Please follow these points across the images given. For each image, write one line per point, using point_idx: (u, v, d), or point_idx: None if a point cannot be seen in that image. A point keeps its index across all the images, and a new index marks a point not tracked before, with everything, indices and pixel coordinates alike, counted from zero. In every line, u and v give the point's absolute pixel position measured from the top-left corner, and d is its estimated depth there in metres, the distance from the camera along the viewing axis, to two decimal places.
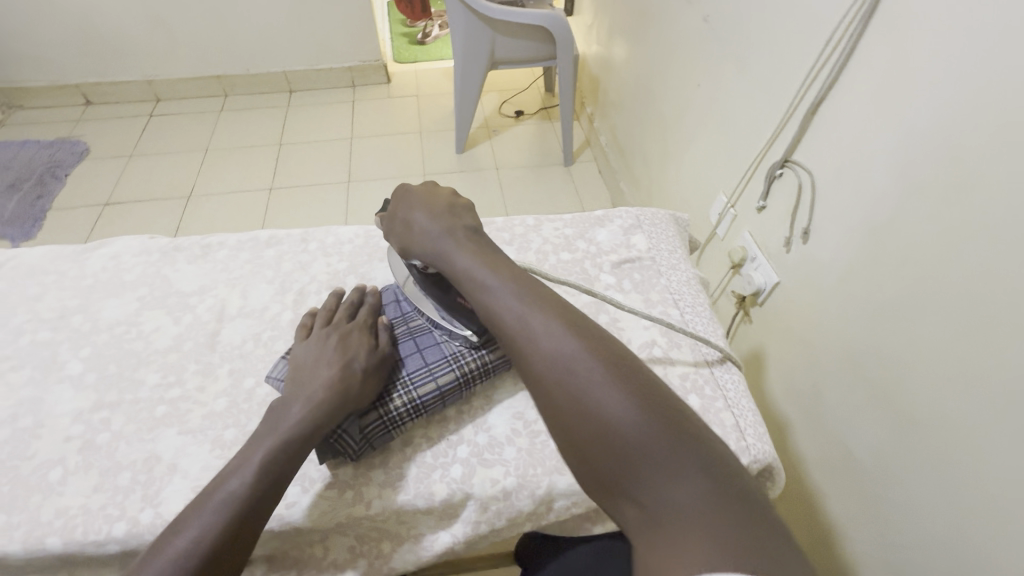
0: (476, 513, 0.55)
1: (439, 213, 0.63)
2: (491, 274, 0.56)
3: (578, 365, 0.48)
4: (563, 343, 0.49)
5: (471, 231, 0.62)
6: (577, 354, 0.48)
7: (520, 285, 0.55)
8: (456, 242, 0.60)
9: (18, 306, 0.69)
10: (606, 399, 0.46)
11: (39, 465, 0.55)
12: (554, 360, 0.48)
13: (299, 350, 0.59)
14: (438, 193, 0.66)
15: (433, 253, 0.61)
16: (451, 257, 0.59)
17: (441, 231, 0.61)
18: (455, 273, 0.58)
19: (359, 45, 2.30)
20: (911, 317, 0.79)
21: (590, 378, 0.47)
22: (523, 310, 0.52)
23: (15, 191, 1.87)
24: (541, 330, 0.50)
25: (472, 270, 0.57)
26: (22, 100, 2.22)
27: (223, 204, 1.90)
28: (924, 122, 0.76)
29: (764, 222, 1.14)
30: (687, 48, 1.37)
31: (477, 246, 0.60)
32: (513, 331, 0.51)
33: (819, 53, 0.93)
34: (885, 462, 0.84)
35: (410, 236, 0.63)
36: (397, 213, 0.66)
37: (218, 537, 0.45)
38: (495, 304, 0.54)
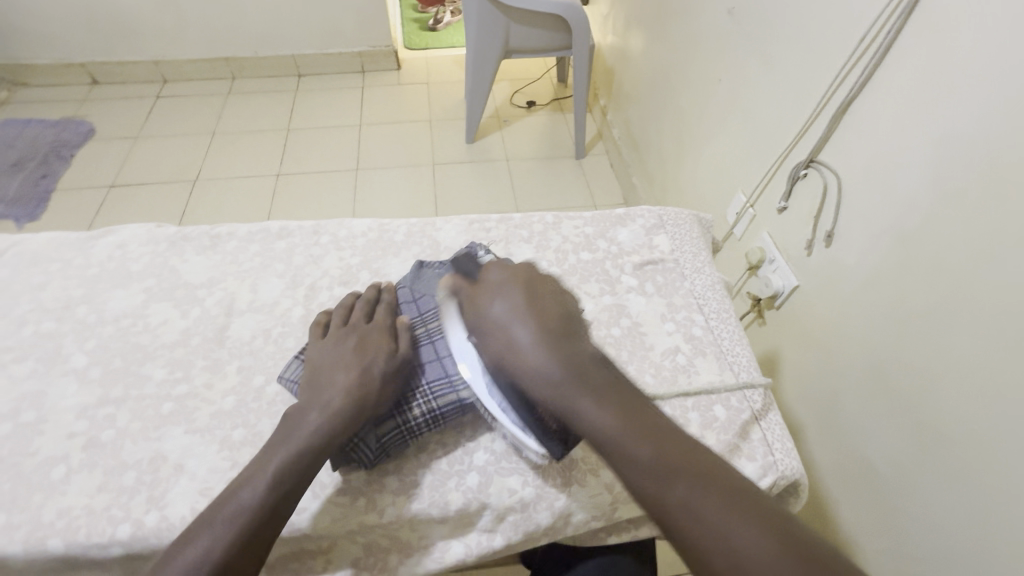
0: (491, 523, 0.54)
1: (555, 332, 0.53)
2: (588, 391, 0.50)
3: (703, 505, 0.43)
4: (681, 479, 0.45)
5: (598, 365, 0.53)
6: (701, 494, 0.44)
7: (612, 398, 0.50)
8: (584, 382, 0.51)
9: (22, 295, 0.67)
10: (749, 548, 0.41)
11: (42, 462, 0.53)
12: (677, 503, 0.44)
13: (315, 352, 0.57)
14: (545, 299, 0.56)
15: (552, 388, 0.50)
16: (577, 402, 0.49)
17: (565, 367, 0.51)
18: (588, 426, 0.48)
19: (369, 30, 2.25)
20: (942, 329, 0.76)
21: (720, 521, 0.42)
22: (629, 436, 0.47)
23: (20, 170, 1.85)
24: (719, 531, 0.42)
25: (568, 385, 0.50)
26: (27, 78, 2.19)
27: (228, 189, 1.87)
28: (963, 127, 0.72)
29: (786, 223, 1.11)
30: (709, 41, 1.33)
31: (552, 340, 0.53)
32: (682, 526, 0.43)
33: (852, 50, 0.89)
34: (905, 475, 0.82)
35: (514, 354, 0.52)
36: (499, 320, 0.54)
37: (230, 548, 0.44)
38: (593, 419, 0.49)
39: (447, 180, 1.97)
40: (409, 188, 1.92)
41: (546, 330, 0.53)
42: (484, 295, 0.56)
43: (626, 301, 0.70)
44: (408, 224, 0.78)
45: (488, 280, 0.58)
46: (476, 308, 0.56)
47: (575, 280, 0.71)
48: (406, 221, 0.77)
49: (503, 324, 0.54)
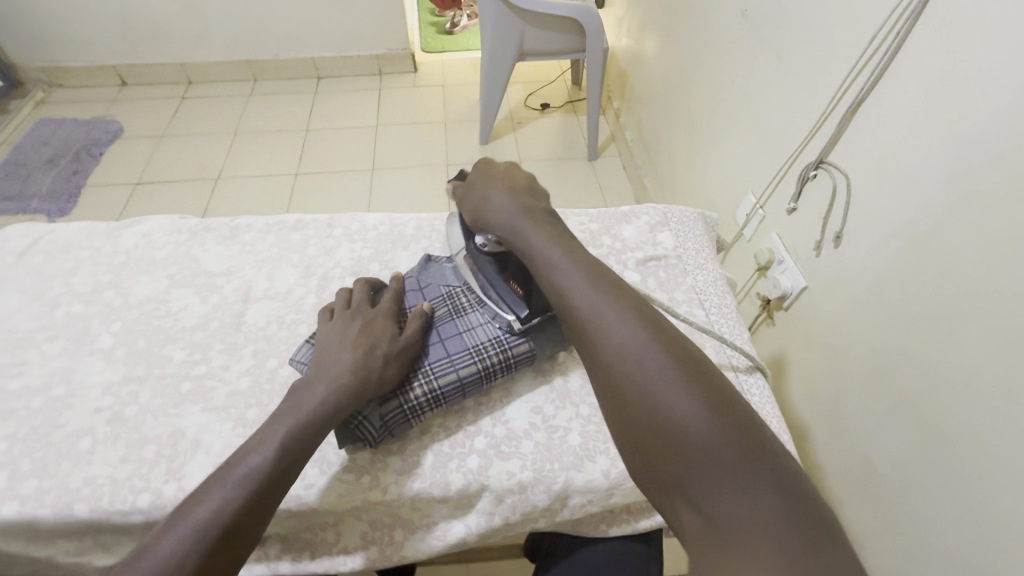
0: (490, 504, 0.56)
1: (516, 192, 0.64)
2: (538, 231, 0.60)
3: (658, 369, 0.47)
4: (651, 349, 0.48)
5: (551, 219, 0.62)
6: (663, 363, 0.47)
7: (602, 281, 0.54)
8: (536, 223, 0.61)
9: (54, 279, 0.71)
10: (629, 330, 0.49)
11: (70, 434, 0.57)
12: (638, 363, 0.47)
13: (322, 333, 0.59)
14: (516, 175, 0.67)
15: (507, 229, 0.61)
16: (528, 235, 0.59)
17: (518, 212, 0.62)
18: (528, 252, 0.59)
19: (386, 33, 2.30)
20: (949, 329, 0.76)
21: (614, 317, 0.51)
22: (573, 275, 0.55)
23: (52, 167, 1.93)
24: (607, 317, 0.51)
25: (545, 252, 0.58)
26: (61, 79, 2.28)
27: (249, 186, 1.93)
28: (974, 127, 0.72)
29: (795, 224, 1.11)
30: (722, 43, 1.34)
31: (515, 196, 0.64)
32: (578, 313, 0.52)
33: (862, 51, 0.90)
34: (908, 475, 0.82)
35: (485, 209, 0.64)
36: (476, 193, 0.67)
37: (239, 509, 0.46)
38: (569, 290, 0.54)
39: None
40: (423, 187, 1.96)
41: (513, 196, 0.64)
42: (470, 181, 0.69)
43: None
44: (419, 218, 0.80)
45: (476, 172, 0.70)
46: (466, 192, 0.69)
47: None
48: (417, 215, 0.80)
49: (481, 195, 0.66)
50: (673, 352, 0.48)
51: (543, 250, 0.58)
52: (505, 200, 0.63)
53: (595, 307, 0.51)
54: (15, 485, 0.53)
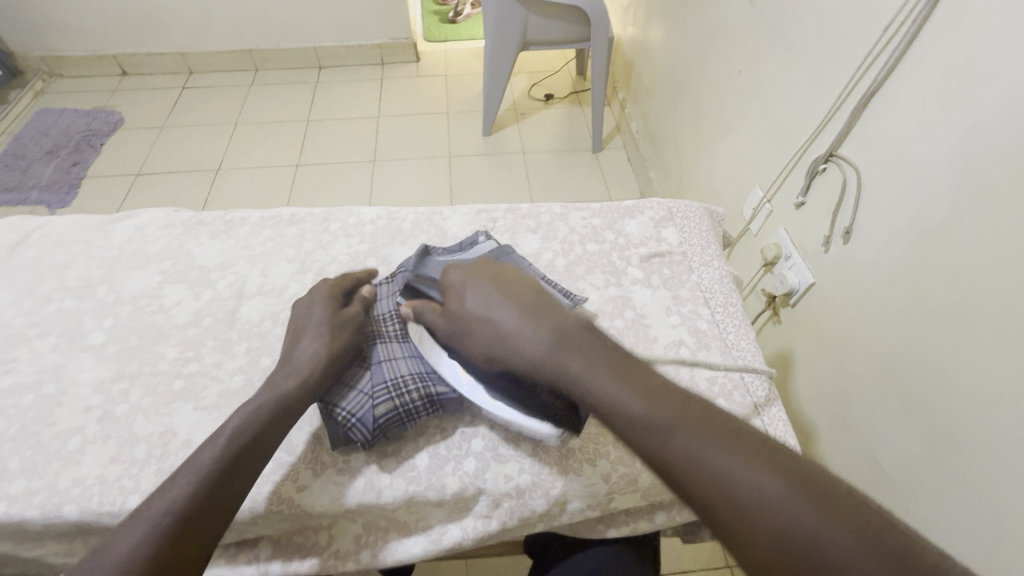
0: (486, 508, 0.55)
1: (530, 308, 0.55)
2: (580, 358, 0.51)
3: (817, 537, 0.39)
4: (806, 519, 0.39)
5: (580, 327, 0.54)
6: (834, 537, 0.38)
7: (701, 423, 0.45)
8: (576, 349, 0.51)
9: (46, 274, 0.70)
10: (753, 485, 0.42)
11: (60, 433, 0.56)
12: (795, 535, 0.39)
13: (285, 337, 0.62)
14: (514, 283, 0.58)
15: (542, 358, 0.52)
16: (575, 370, 0.50)
17: (549, 337, 0.52)
18: (586, 394, 0.49)
19: (389, 22, 2.26)
20: (961, 330, 0.73)
21: (728, 468, 0.43)
22: (653, 418, 0.46)
23: (53, 158, 1.92)
24: (724, 474, 0.42)
25: (610, 391, 0.48)
26: (61, 69, 2.27)
27: (249, 178, 1.91)
28: (991, 120, 0.70)
29: (803, 219, 1.08)
30: (731, 32, 1.30)
31: (531, 315, 0.54)
32: (689, 477, 0.43)
33: (875, 41, 0.87)
34: (918, 479, 0.80)
35: (503, 338, 0.54)
36: (477, 310, 0.56)
37: (194, 497, 0.46)
38: (661, 440, 0.45)
39: (463, 172, 1.97)
40: (425, 179, 1.93)
41: (522, 308, 0.55)
42: (453, 294, 0.59)
43: (631, 293, 0.69)
44: (417, 213, 0.79)
45: (450, 278, 0.60)
46: (452, 310, 0.57)
47: (580, 271, 0.72)
48: (415, 210, 0.78)
49: (482, 312, 0.56)
50: (831, 511, 0.40)
51: (602, 386, 0.49)
52: (524, 320, 0.54)
53: (700, 461, 0.43)
54: (4, 486, 0.52)
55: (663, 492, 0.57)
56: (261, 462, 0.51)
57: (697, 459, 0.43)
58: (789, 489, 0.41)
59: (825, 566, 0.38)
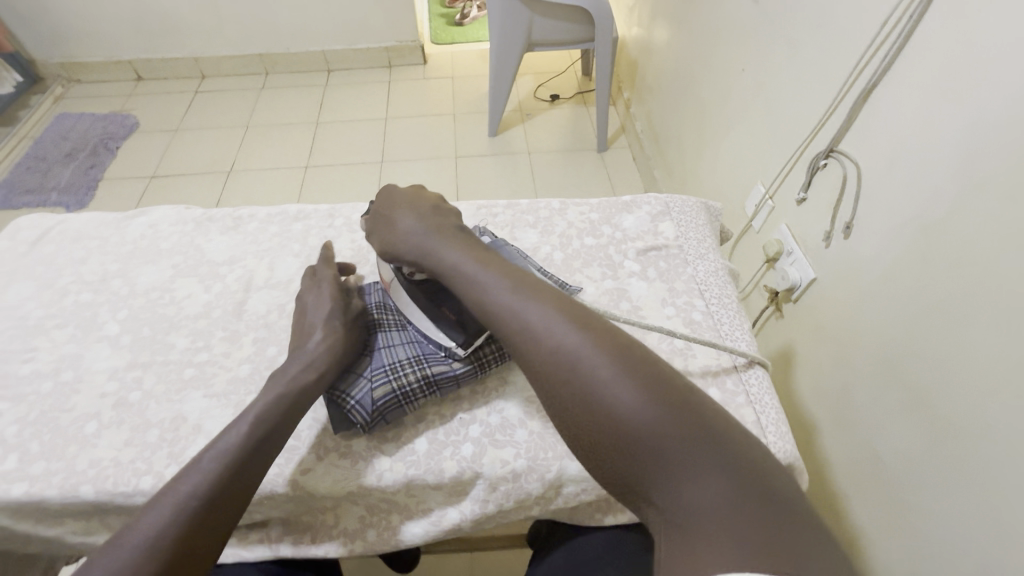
0: (483, 492, 0.56)
1: (420, 209, 0.64)
2: (448, 244, 0.59)
3: (588, 363, 0.47)
4: (580, 350, 0.48)
5: (458, 227, 0.62)
6: (593, 356, 0.47)
7: (524, 286, 0.53)
8: (446, 239, 0.60)
9: (64, 268, 0.73)
10: (549, 327, 0.50)
11: (77, 418, 0.58)
12: (568, 359, 0.47)
13: (293, 326, 0.64)
14: (419, 193, 0.67)
15: (417, 246, 0.60)
16: (439, 252, 0.59)
17: (426, 230, 0.61)
18: (445, 270, 0.58)
19: (396, 25, 2.30)
20: (961, 321, 0.74)
21: (533, 316, 0.51)
22: (486, 282, 0.55)
23: (71, 161, 1.97)
24: (529, 322, 0.51)
25: (464, 267, 0.57)
26: (79, 74, 2.33)
27: (260, 179, 1.95)
28: (989, 113, 0.70)
29: (804, 215, 1.09)
30: (732, 30, 1.31)
31: (421, 214, 0.63)
32: (502, 323, 0.52)
33: (874, 38, 0.87)
34: (916, 471, 0.81)
35: (394, 237, 0.62)
36: (381, 215, 0.65)
37: (218, 481, 0.48)
38: (488, 298, 0.54)
39: (469, 172, 1.99)
40: (431, 180, 1.96)
41: (420, 213, 0.63)
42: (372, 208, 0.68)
43: (627, 286, 0.71)
44: None
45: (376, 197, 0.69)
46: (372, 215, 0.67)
47: (577, 264, 0.73)
48: None
49: (387, 217, 0.65)
50: (604, 344, 0.48)
51: (456, 262, 0.57)
52: (412, 219, 0.63)
53: (513, 309, 0.52)
54: (24, 467, 0.55)
55: None
56: (277, 449, 0.53)
57: (509, 309, 0.52)
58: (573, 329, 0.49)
59: (586, 382, 0.46)
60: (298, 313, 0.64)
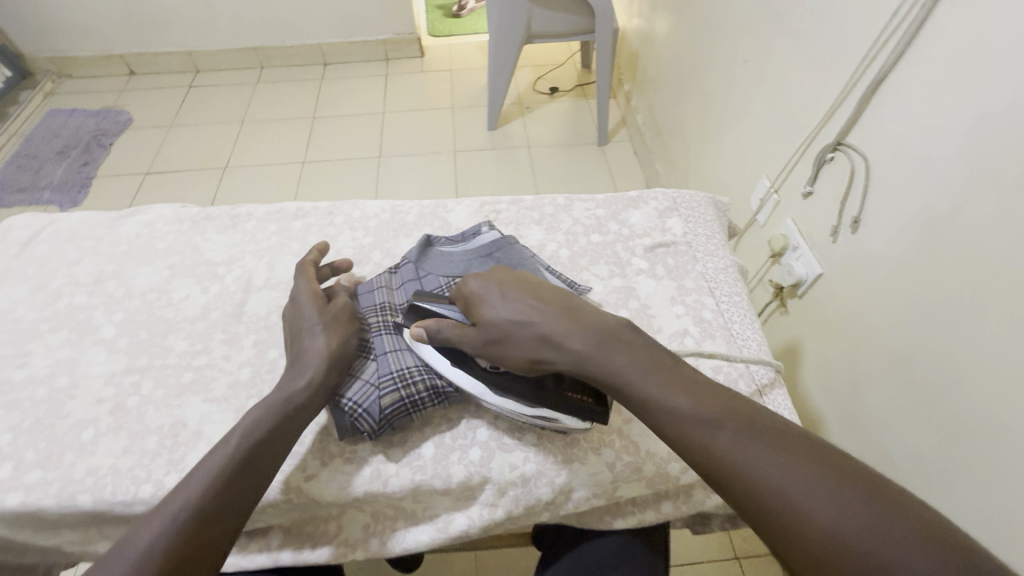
0: (491, 497, 0.55)
1: (568, 313, 0.55)
2: (630, 360, 0.52)
3: (880, 541, 0.39)
4: (860, 516, 0.41)
5: (618, 327, 0.55)
6: (881, 528, 0.40)
7: (758, 428, 0.47)
8: (624, 351, 0.53)
9: (58, 270, 0.71)
10: (807, 487, 0.43)
11: (73, 425, 0.57)
12: (847, 532, 0.40)
13: (287, 336, 0.62)
14: (537, 286, 0.58)
15: (590, 358, 0.52)
16: (632, 374, 0.51)
17: (596, 340, 0.53)
18: (646, 396, 0.50)
19: (393, 17, 2.26)
20: (971, 318, 0.73)
21: (785, 469, 0.44)
22: (704, 418, 0.48)
23: (63, 158, 1.94)
24: (782, 477, 0.44)
25: (674, 399, 0.49)
26: (70, 69, 2.29)
27: (256, 175, 1.92)
28: (1001, 105, 0.68)
29: (810, 209, 1.07)
30: (736, 20, 1.29)
31: (576, 319, 0.54)
32: (747, 477, 0.44)
33: (882, 27, 0.85)
34: (927, 470, 0.79)
35: (545, 346, 0.53)
36: (516, 321, 0.54)
37: (213, 495, 0.46)
38: (721, 445, 0.46)
39: (469, 167, 1.97)
40: (430, 175, 1.93)
41: (549, 307, 0.55)
42: (478, 306, 0.56)
43: (635, 284, 0.69)
44: (421, 206, 0.79)
45: (470, 291, 0.57)
46: (486, 318, 0.55)
47: (584, 262, 0.72)
48: (419, 203, 0.79)
49: (516, 317, 0.54)
50: (884, 508, 0.41)
51: (661, 389, 0.50)
52: (566, 323, 0.54)
53: (754, 457, 0.45)
54: (20, 476, 0.53)
55: (670, 482, 0.57)
56: (276, 458, 0.51)
57: (749, 458, 0.45)
58: (847, 487, 0.42)
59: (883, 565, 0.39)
60: (290, 321, 0.62)
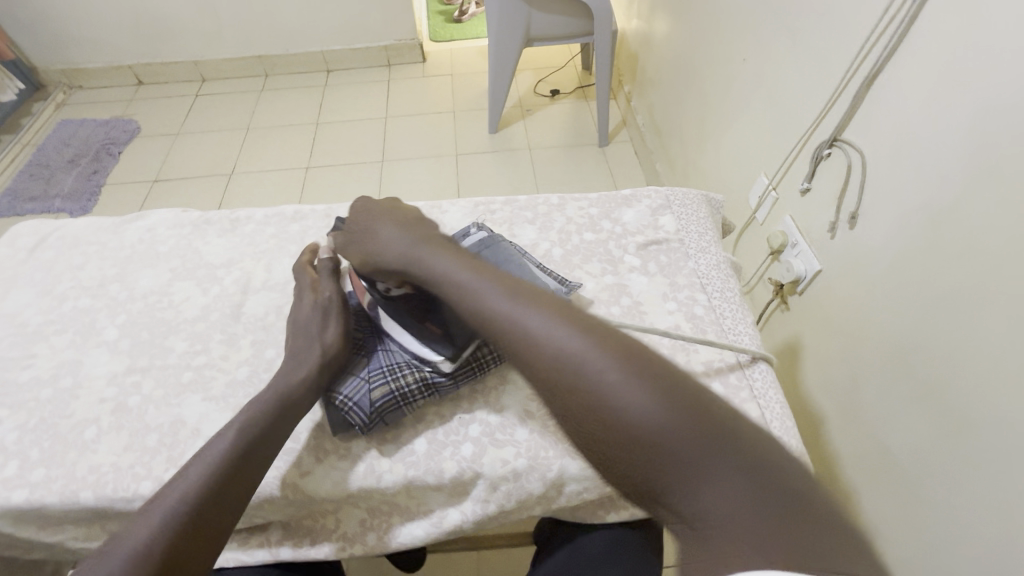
0: (484, 492, 0.56)
1: (402, 223, 0.62)
2: (433, 251, 0.57)
3: (595, 368, 0.44)
4: (578, 349, 0.45)
5: (442, 237, 0.61)
6: (592, 356, 0.45)
7: (519, 291, 0.51)
8: (432, 245, 0.58)
9: (63, 274, 0.73)
10: (542, 332, 0.47)
11: (76, 424, 0.58)
12: (569, 364, 0.45)
13: (286, 330, 0.63)
14: (400, 208, 0.66)
15: (398, 256, 0.58)
16: (427, 260, 0.57)
17: (410, 241, 0.59)
18: (433, 277, 0.55)
19: (395, 24, 2.29)
20: (972, 313, 0.72)
21: (529, 319, 0.49)
22: (475, 286, 0.53)
23: (73, 167, 1.98)
24: (526, 324, 0.48)
25: (454, 274, 0.55)
26: (80, 81, 2.34)
27: (260, 182, 1.95)
28: (995, 99, 0.68)
29: (808, 206, 1.07)
30: (732, 20, 1.29)
31: (404, 227, 0.61)
32: (498, 328, 0.50)
33: (876, 24, 0.86)
34: (927, 465, 0.79)
35: (373, 249, 0.61)
36: (363, 233, 0.63)
37: (209, 487, 0.47)
38: (484, 306, 0.51)
39: (470, 170, 1.98)
40: (431, 178, 1.95)
41: (399, 224, 0.62)
42: (348, 227, 0.66)
43: (627, 281, 0.70)
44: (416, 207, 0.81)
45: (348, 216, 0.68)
46: (348, 234, 0.65)
47: (577, 260, 0.72)
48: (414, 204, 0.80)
49: (369, 231, 0.63)
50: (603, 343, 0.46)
51: (446, 267, 0.56)
52: (396, 230, 0.61)
53: (502, 310, 0.50)
54: (24, 474, 0.54)
55: None
56: (271, 454, 0.52)
57: (502, 314, 0.50)
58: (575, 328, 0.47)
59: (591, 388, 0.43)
60: (291, 316, 0.64)
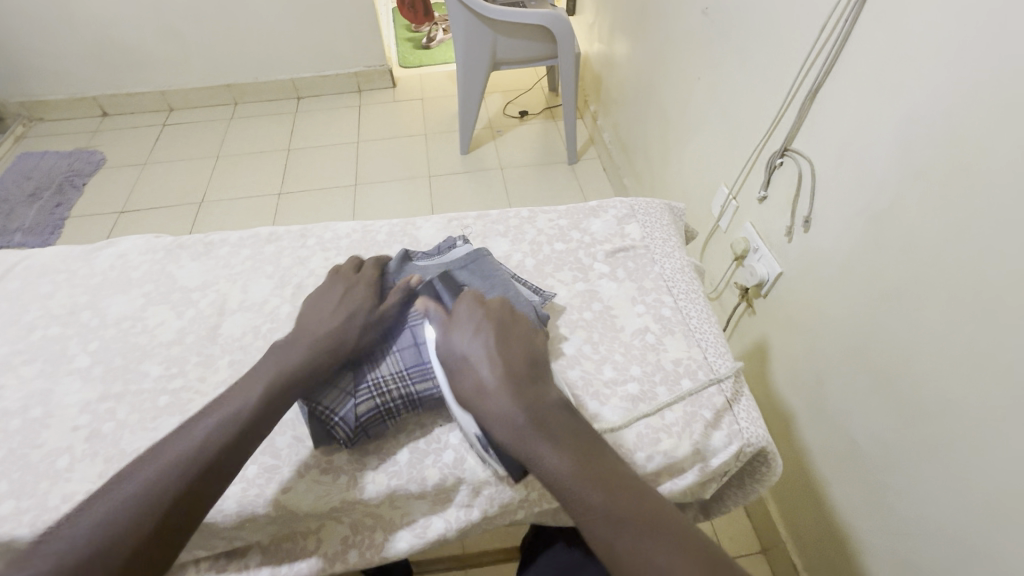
0: (467, 497, 0.57)
1: (519, 376, 0.56)
2: (552, 440, 0.51)
3: None
4: None
5: (558, 406, 0.55)
6: None
7: (652, 525, 0.46)
8: (549, 429, 0.52)
9: (31, 303, 0.72)
10: None
11: (48, 453, 0.57)
12: None
13: (306, 313, 0.66)
14: (515, 342, 0.59)
15: (504, 424, 0.53)
16: (542, 451, 0.50)
17: (525, 414, 0.53)
18: (548, 475, 0.50)
19: (364, 50, 2.33)
20: (914, 304, 0.77)
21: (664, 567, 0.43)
22: (603, 510, 0.47)
23: (35, 201, 1.93)
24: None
25: (575, 482, 0.49)
26: (42, 113, 2.30)
27: (232, 209, 1.93)
28: (920, 108, 0.75)
29: (765, 212, 1.13)
30: (687, 41, 1.37)
31: (518, 384, 0.55)
32: (628, 574, 0.44)
33: (813, 43, 0.93)
34: (889, 453, 0.83)
35: (483, 394, 0.55)
36: (471, 365, 0.57)
37: (186, 467, 0.49)
38: (615, 540, 0.46)
39: (444, 191, 2.01)
40: (405, 200, 1.97)
41: (507, 363, 0.56)
42: (458, 329, 0.60)
43: (597, 287, 0.73)
44: (391, 224, 0.83)
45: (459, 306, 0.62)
46: (450, 339, 0.59)
47: (549, 269, 0.75)
48: (388, 222, 0.82)
49: (471, 356, 0.57)
50: None
51: (568, 469, 0.49)
52: (514, 382, 0.55)
53: (638, 553, 0.44)
54: None
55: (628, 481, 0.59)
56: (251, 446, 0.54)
57: (631, 556, 0.44)
58: None
59: None
60: (314, 301, 0.66)
